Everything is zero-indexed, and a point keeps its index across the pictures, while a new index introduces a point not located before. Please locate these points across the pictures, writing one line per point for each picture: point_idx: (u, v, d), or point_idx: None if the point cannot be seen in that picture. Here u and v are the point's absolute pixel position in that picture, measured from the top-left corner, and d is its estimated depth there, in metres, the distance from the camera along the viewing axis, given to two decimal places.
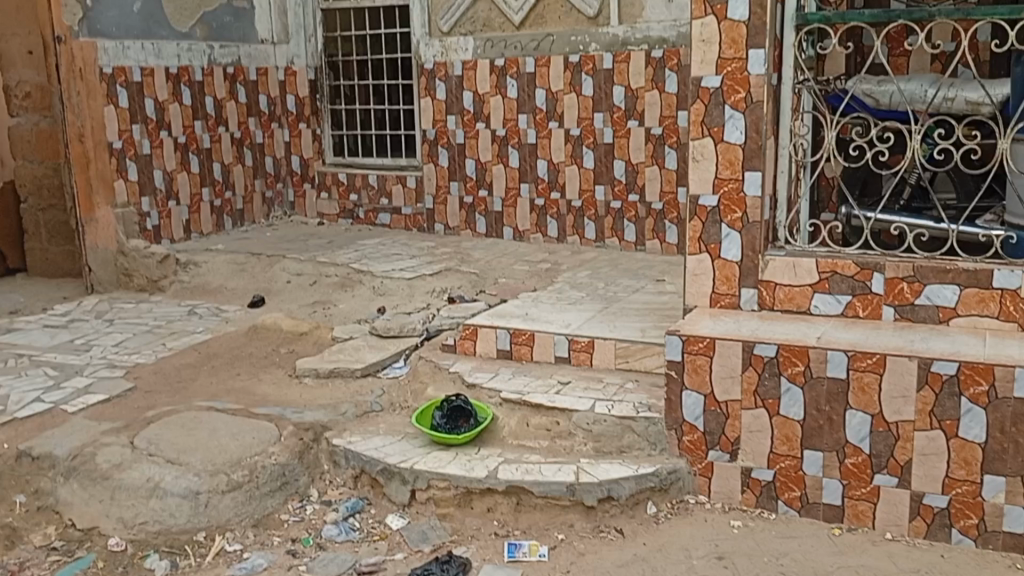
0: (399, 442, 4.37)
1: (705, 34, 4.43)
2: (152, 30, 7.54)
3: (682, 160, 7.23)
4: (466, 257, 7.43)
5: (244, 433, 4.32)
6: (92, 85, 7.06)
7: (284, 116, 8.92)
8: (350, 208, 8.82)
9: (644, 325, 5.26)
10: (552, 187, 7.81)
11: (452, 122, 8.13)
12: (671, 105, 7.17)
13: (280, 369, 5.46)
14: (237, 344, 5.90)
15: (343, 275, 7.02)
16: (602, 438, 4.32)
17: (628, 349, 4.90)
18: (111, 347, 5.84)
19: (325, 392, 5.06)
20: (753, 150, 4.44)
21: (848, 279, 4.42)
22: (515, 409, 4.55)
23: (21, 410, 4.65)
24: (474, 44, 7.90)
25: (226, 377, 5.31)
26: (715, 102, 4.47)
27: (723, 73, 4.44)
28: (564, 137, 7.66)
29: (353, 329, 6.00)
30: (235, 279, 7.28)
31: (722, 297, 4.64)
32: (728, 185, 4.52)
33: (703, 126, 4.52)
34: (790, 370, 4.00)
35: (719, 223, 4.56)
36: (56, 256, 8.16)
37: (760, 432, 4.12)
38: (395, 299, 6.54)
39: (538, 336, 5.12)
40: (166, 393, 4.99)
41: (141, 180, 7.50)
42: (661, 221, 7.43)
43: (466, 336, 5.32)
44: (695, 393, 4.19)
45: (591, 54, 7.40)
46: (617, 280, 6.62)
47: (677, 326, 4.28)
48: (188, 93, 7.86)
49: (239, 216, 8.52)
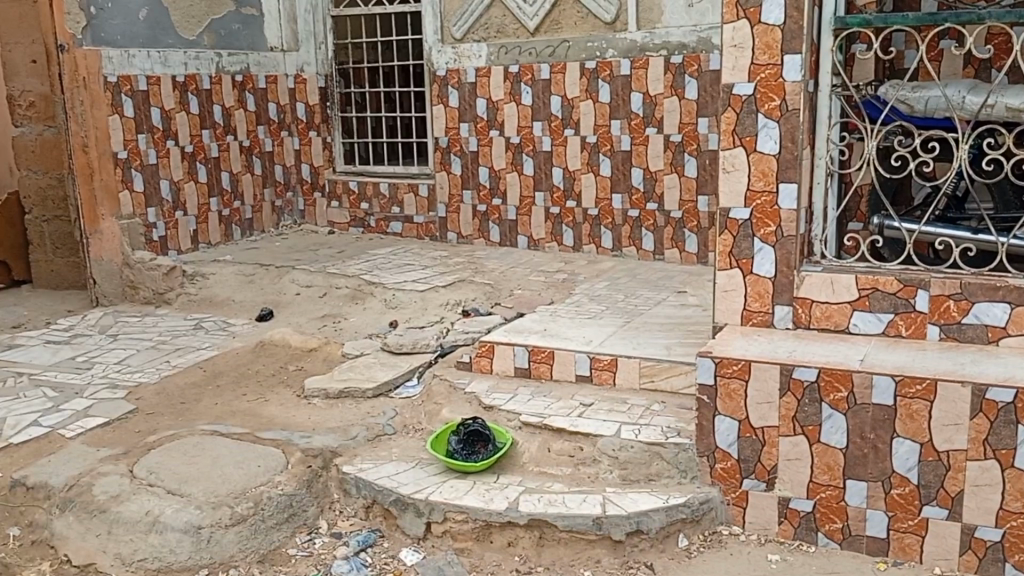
0: (413, 470, 4.13)
1: (737, 38, 4.18)
2: (158, 38, 7.37)
3: (703, 168, 6.99)
4: (480, 268, 7.20)
5: (250, 461, 4.11)
6: (96, 94, 6.86)
7: (294, 124, 8.69)
8: (361, 217, 8.62)
9: (669, 342, 5.01)
10: (568, 196, 7.57)
11: (465, 130, 7.91)
12: (692, 111, 6.93)
13: (288, 388, 5.23)
14: (244, 361, 5.68)
15: (353, 287, 6.80)
16: (628, 466, 4.03)
17: (654, 369, 4.64)
18: (114, 365, 5.64)
19: (335, 413, 4.83)
20: (789, 161, 4.19)
21: (890, 296, 4.17)
22: (535, 434, 4.29)
23: (17, 435, 4.46)
24: (487, 50, 7.68)
25: (232, 397, 5.09)
26: (748, 110, 4.23)
27: (755, 79, 4.20)
28: (580, 145, 7.42)
29: (364, 345, 5.76)
30: (242, 292, 7.07)
31: (754, 314, 4.39)
32: (761, 198, 4.27)
33: (734, 135, 4.28)
34: (832, 396, 3.74)
35: (751, 237, 4.31)
36: (61, 268, 7.99)
37: (799, 460, 3.86)
38: (408, 312, 6.31)
39: (558, 354, 4.88)
40: (168, 415, 4.78)
41: (147, 191, 7.31)
42: (680, 230, 7.19)
43: (482, 354, 5.08)
44: (729, 419, 3.92)
45: (608, 60, 7.17)
46: (637, 292, 6.37)
47: (709, 347, 4.02)
48: (196, 102, 7.66)
49: (248, 225, 8.32)
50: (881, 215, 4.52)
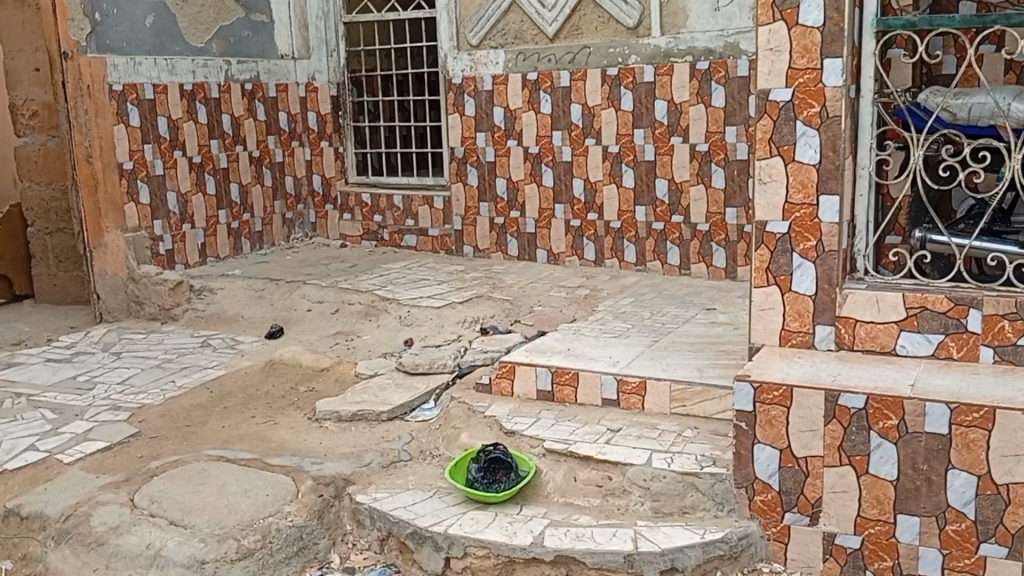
0: (431, 500, 3.88)
1: (773, 42, 3.95)
2: (166, 45, 7.22)
3: (731, 179, 6.77)
4: (499, 283, 6.98)
5: (258, 490, 3.88)
6: (101, 102, 6.70)
7: (305, 134, 8.52)
8: (375, 230, 8.41)
9: (699, 365, 4.77)
10: (589, 208, 7.34)
11: (482, 140, 7.70)
12: (719, 120, 6.72)
13: (298, 411, 5.00)
14: (253, 382, 5.45)
15: (367, 303, 6.58)
16: (661, 497, 3.76)
17: (685, 393, 4.46)
18: (117, 385, 5.44)
19: (349, 438, 4.60)
20: (830, 171, 3.95)
21: (940, 316, 3.91)
22: (561, 461, 4.03)
23: (12, 461, 4.24)
24: (505, 57, 7.48)
25: (240, 420, 4.86)
26: (785, 117, 3.99)
27: (793, 85, 3.96)
28: (602, 154, 7.19)
29: (378, 364, 5.54)
30: (252, 308, 6.86)
31: (793, 335, 4.15)
32: (800, 211, 4.03)
33: (770, 144, 4.04)
34: (882, 424, 3.45)
35: (789, 252, 4.08)
36: (64, 282, 7.81)
37: (845, 493, 3.57)
38: (424, 330, 6.08)
39: (583, 376, 4.71)
40: (173, 439, 4.55)
41: (153, 203, 7.13)
42: (707, 244, 6.95)
43: (503, 375, 4.92)
44: (769, 448, 3.63)
45: (630, 67, 6.95)
46: (663, 309, 6.12)
47: (747, 370, 3.73)
48: (204, 111, 7.50)
49: (258, 238, 8.12)
50: (920, 229, 4.31)
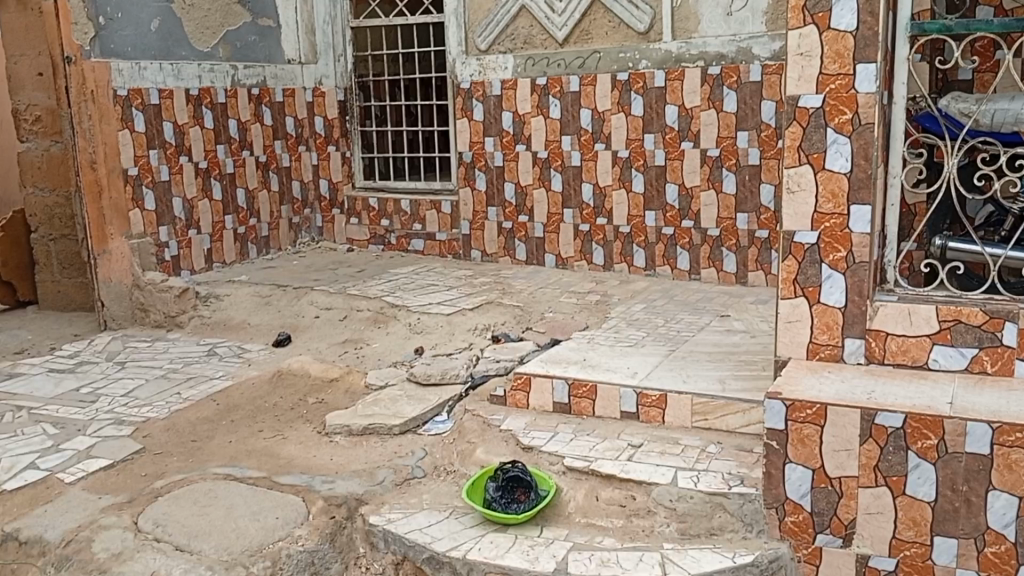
0: (447, 521, 3.75)
1: (804, 46, 3.84)
2: (172, 50, 7.08)
3: (742, 184, 6.63)
4: (508, 289, 6.84)
5: (266, 512, 3.80)
6: (105, 107, 6.56)
7: (312, 138, 8.40)
8: (381, 234, 8.27)
9: (720, 376, 4.63)
10: (598, 213, 7.20)
11: (489, 144, 7.56)
12: (730, 125, 6.58)
13: (307, 424, 4.89)
14: (260, 393, 5.33)
15: (375, 310, 6.44)
16: (687, 518, 3.62)
17: (707, 406, 4.30)
18: (121, 398, 5.33)
19: (360, 453, 4.48)
20: (861, 179, 3.85)
21: (975, 329, 3.78)
22: (581, 480, 3.90)
23: (12, 480, 4.24)
24: (514, 62, 7.34)
25: (247, 435, 4.78)
26: (815, 124, 3.89)
27: (824, 91, 3.85)
28: (611, 160, 7.05)
29: (388, 374, 5.40)
30: (258, 315, 6.73)
31: (821, 348, 4.02)
32: (829, 221, 3.93)
33: (799, 152, 3.94)
34: (920, 444, 3.32)
35: (818, 263, 3.97)
36: (68, 288, 7.68)
37: (880, 514, 3.44)
38: (434, 338, 5.94)
39: (601, 389, 4.56)
40: (178, 456, 4.54)
41: (159, 209, 7.00)
42: (718, 249, 6.81)
43: (518, 387, 4.79)
44: (801, 467, 3.51)
45: (641, 72, 6.81)
46: (677, 316, 5.98)
47: (777, 386, 3.61)
48: (210, 116, 7.36)
49: (264, 243, 7.99)
50: (937, 236, 4.19)
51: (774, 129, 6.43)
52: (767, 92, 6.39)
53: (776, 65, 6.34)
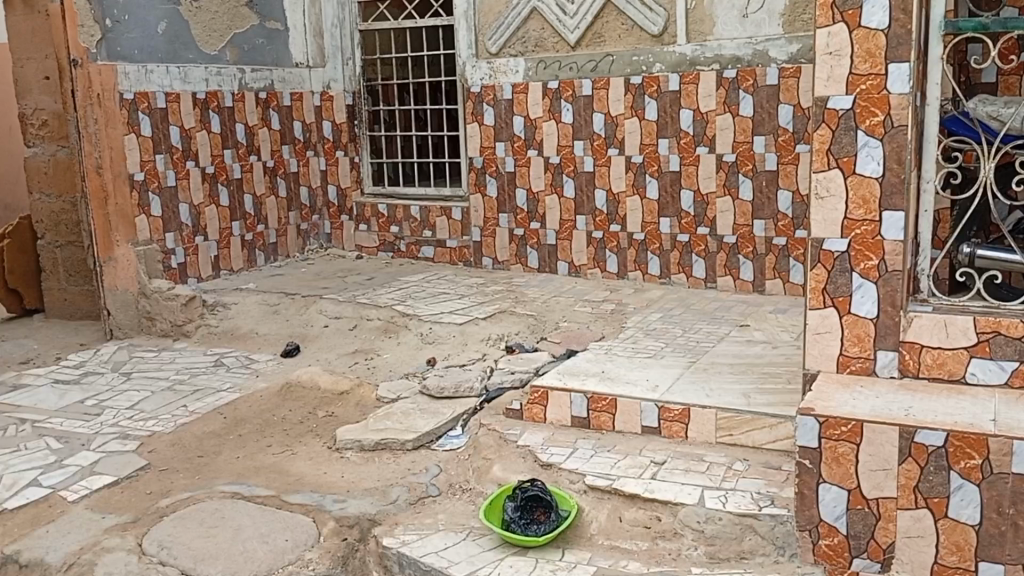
0: (465, 543, 3.60)
1: (833, 45, 3.68)
2: (178, 53, 6.96)
3: (759, 191, 6.47)
4: (521, 297, 6.69)
5: (276, 535, 3.69)
6: (111, 111, 6.44)
7: (320, 144, 8.27)
8: (391, 241, 8.13)
9: (745, 390, 4.46)
10: (611, 220, 7.05)
11: (501, 150, 7.41)
12: (746, 129, 6.41)
13: (317, 439, 4.74)
14: (269, 407, 5.18)
15: (386, 319, 6.29)
16: (716, 541, 3.49)
17: (733, 421, 4.16)
18: (126, 411, 5.19)
19: (372, 470, 4.34)
20: (894, 184, 3.68)
21: (1015, 341, 3.61)
22: (604, 499, 3.76)
23: (13, 499, 4.12)
24: (525, 65, 7.20)
25: (256, 450, 4.65)
26: (845, 127, 3.72)
27: (855, 92, 3.69)
28: (625, 165, 6.90)
29: (401, 387, 5.24)
30: (266, 324, 6.58)
31: (852, 360, 3.87)
32: (860, 228, 3.77)
33: (829, 156, 3.78)
34: (963, 464, 3.15)
35: (849, 271, 3.81)
36: (74, 297, 7.53)
37: (921, 538, 3.27)
38: (446, 349, 5.78)
39: (622, 403, 4.42)
40: (184, 472, 4.42)
41: (165, 215, 6.86)
42: (734, 256, 6.65)
43: (535, 401, 4.65)
44: (836, 488, 3.35)
45: (654, 76, 6.66)
46: (695, 326, 5.82)
47: (809, 401, 3.45)
48: (217, 120, 7.24)
49: (272, 250, 7.86)
50: (966, 244, 4.10)
51: (792, 134, 6.26)
52: (785, 96, 6.23)
53: (793, 68, 6.17)
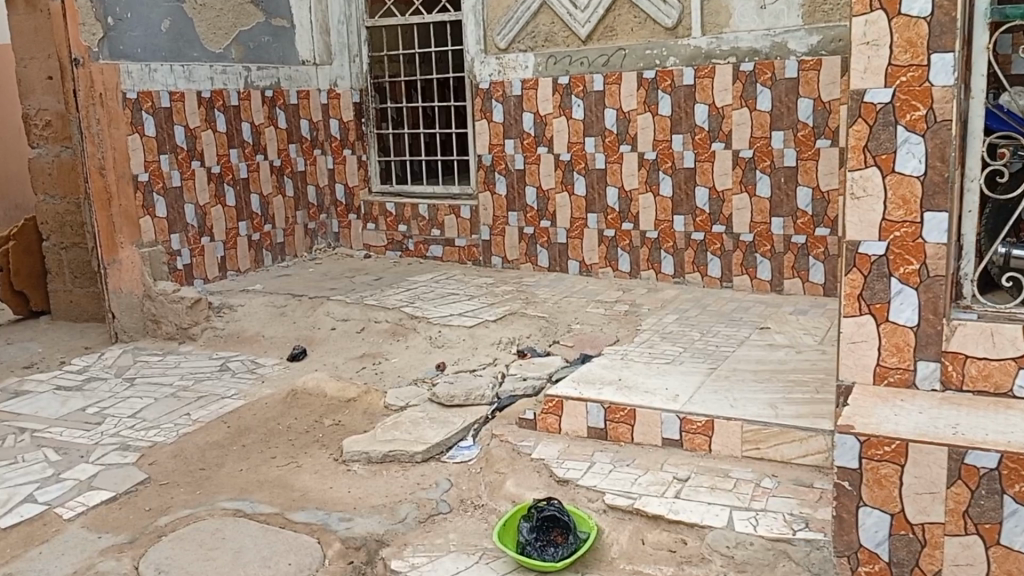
0: (477, 567, 3.41)
1: (870, 35, 3.43)
2: (183, 51, 6.77)
3: (777, 187, 6.12)
4: (532, 298, 6.45)
5: (278, 557, 3.51)
6: (114, 111, 6.26)
7: (327, 142, 8.04)
8: (399, 240, 7.91)
9: (771, 400, 4.21)
10: (624, 218, 6.71)
11: (510, 147, 7.11)
12: (764, 124, 6.07)
13: (323, 450, 4.54)
14: (273, 414, 4.97)
15: (394, 321, 6.07)
16: (747, 568, 3.27)
17: (760, 434, 3.96)
18: (128, 420, 5.02)
19: (379, 485, 4.14)
20: (936, 184, 3.44)
21: None
22: (625, 519, 3.59)
23: (8, 516, 3.96)
24: (535, 61, 6.88)
25: (259, 463, 4.45)
26: (884, 121, 3.48)
27: (894, 84, 3.44)
28: (637, 162, 6.55)
29: (409, 394, 5.02)
30: (272, 327, 6.33)
31: (890, 371, 3.65)
32: (899, 229, 3.53)
33: (865, 153, 3.54)
34: (1016, 488, 2.92)
35: (887, 276, 3.58)
36: (80, 299, 7.39)
37: (970, 567, 3.03)
38: (456, 352, 5.54)
39: (641, 413, 4.20)
40: (185, 486, 4.24)
41: (170, 216, 6.70)
42: (751, 255, 6.30)
43: (549, 410, 4.43)
44: (878, 512, 3.14)
45: (668, 70, 6.31)
46: (712, 328, 5.47)
47: (849, 416, 3.23)
48: (223, 120, 7.05)
49: (280, 250, 7.67)
50: (1000, 242, 3.68)
51: (813, 128, 5.93)
52: (805, 89, 5.90)
53: (813, 61, 5.84)
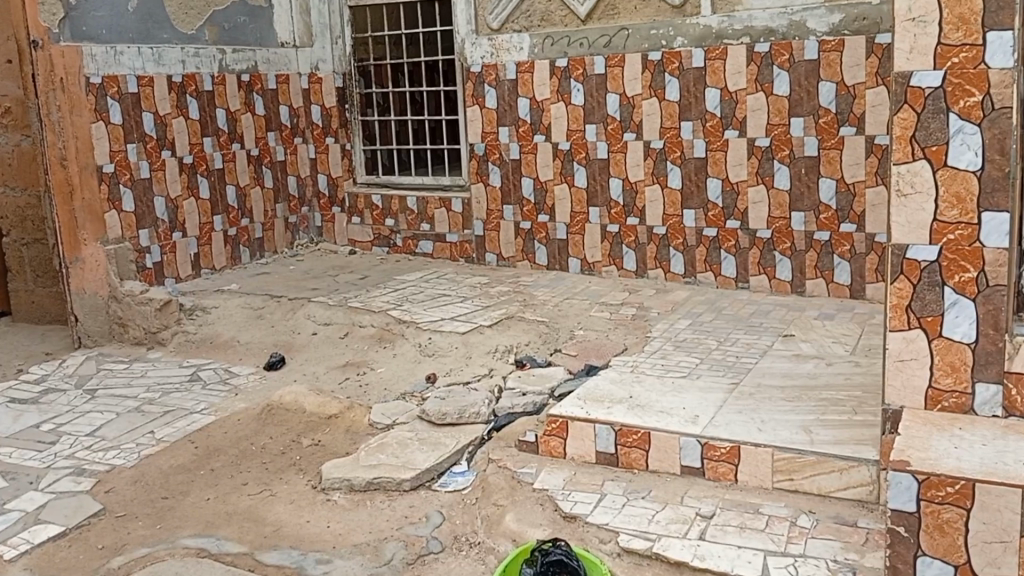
0: None
1: (916, 10, 2.98)
2: (152, 32, 6.23)
3: (797, 179, 5.65)
4: (530, 299, 5.97)
5: None
6: (76, 97, 5.72)
7: (309, 130, 7.53)
8: (386, 235, 7.37)
9: (802, 422, 3.86)
10: (628, 212, 6.22)
11: (504, 135, 6.59)
12: (782, 110, 5.59)
13: (300, 476, 4.05)
14: (246, 433, 4.46)
15: (380, 326, 5.57)
16: None
17: (792, 464, 3.59)
18: (85, 439, 4.51)
19: (362, 518, 3.67)
20: (996, 179, 2.98)
21: None
22: (642, 565, 3.22)
23: None
24: (530, 41, 6.35)
25: (229, 491, 3.96)
26: (933, 108, 3.01)
27: (945, 66, 2.97)
28: (643, 151, 6.07)
29: (397, 409, 4.56)
30: (249, 331, 5.78)
31: (944, 394, 3.22)
32: (954, 232, 3.07)
33: (912, 144, 3.07)
34: None
35: (939, 286, 3.13)
36: (43, 299, 6.87)
37: None
38: (448, 363, 5.04)
39: (656, 437, 3.79)
40: (144, 519, 3.76)
41: (138, 210, 6.15)
42: (769, 253, 5.85)
43: (552, 432, 4.00)
44: (939, 562, 2.89)
45: (675, 51, 5.83)
46: (730, 336, 5.08)
47: (902, 450, 2.99)
48: (196, 106, 6.53)
49: (258, 246, 7.16)
50: None
51: (835, 115, 5.46)
52: (826, 72, 5.42)
53: (835, 41, 5.36)
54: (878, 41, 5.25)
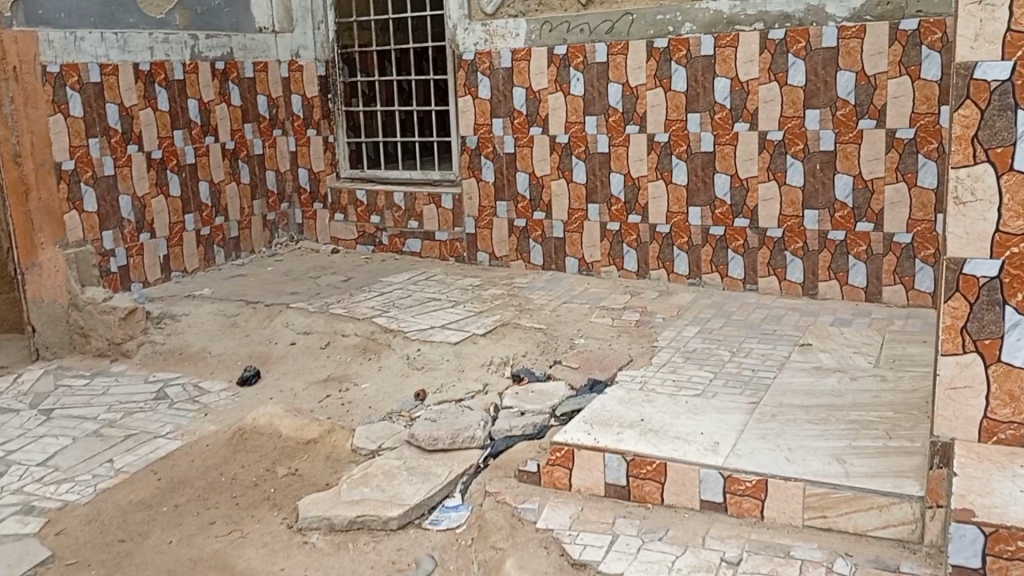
0: None
1: None
2: (117, 16, 5.70)
3: (811, 175, 5.24)
4: (525, 304, 5.55)
5: None
6: (32, 87, 5.19)
7: (288, 121, 7.03)
8: (371, 232, 6.88)
9: (834, 451, 3.48)
10: (630, 209, 5.81)
11: (498, 127, 6.14)
12: (797, 101, 5.17)
13: (275, 513, 3.64)
14: (215, 462, 4.03)
15: (365, 335, 5.11)
16: None
17: (826, 500, 3.22)
18: (36, 470, 4.06)
19: (343, 566, 3.27)
20: None
21: None
22: None
23: None
24: (527, 28, 5.88)
25: (194, 532, 3.53)
26: (999, 104, 2.57)
27: (1014, 56, 2.52)
28: (646, 145, 5.65)
29: (383, 432, 4.14)
30: (221, 341, 5.32)
31: (1001, 426, 2.80)
32: (1017, 245, 2.63)
33: (973, 145, 2.62)
34: None
35: (999, 305, 2.70)
36: None
37: None
38: (438, 378, 4.61)
39: (672, 469, 3.43)
40: (97, 568, 3.33)
41: (102, 211, 5.65)
42: (779, 253, 5.44)
43: (556, 461, 3.62)
44: None
45: (683, 38, 5.39)
46: (744, 346, 4.68)
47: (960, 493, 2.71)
48: (165, 96, 6.04)
49: (234, 246, 6.69)
50: None
51: (854, 107, 5.04)
52: (846, 60, 5.00)
53: (855, 27, 4.94)
54: (903, 28, 4.83)
